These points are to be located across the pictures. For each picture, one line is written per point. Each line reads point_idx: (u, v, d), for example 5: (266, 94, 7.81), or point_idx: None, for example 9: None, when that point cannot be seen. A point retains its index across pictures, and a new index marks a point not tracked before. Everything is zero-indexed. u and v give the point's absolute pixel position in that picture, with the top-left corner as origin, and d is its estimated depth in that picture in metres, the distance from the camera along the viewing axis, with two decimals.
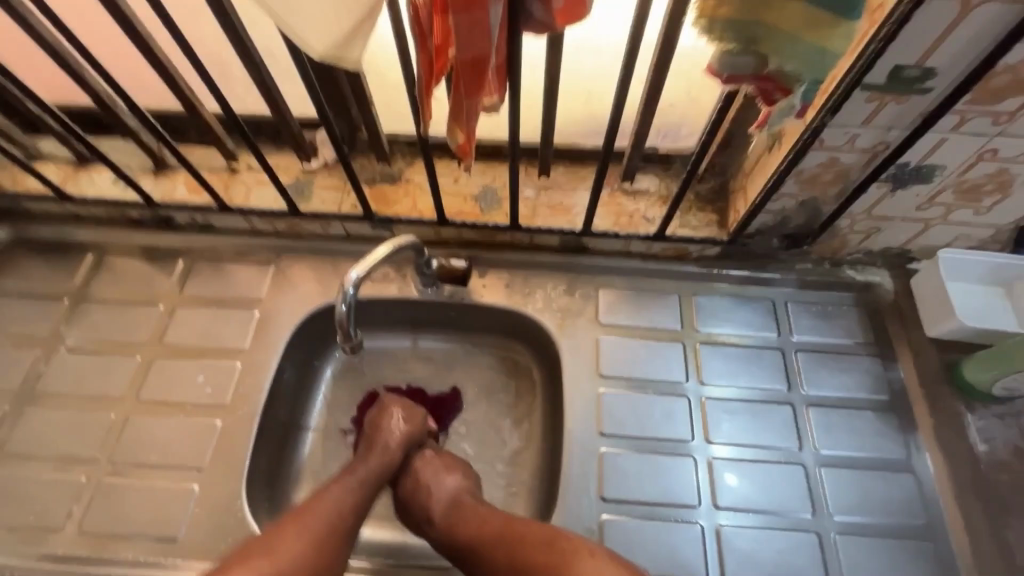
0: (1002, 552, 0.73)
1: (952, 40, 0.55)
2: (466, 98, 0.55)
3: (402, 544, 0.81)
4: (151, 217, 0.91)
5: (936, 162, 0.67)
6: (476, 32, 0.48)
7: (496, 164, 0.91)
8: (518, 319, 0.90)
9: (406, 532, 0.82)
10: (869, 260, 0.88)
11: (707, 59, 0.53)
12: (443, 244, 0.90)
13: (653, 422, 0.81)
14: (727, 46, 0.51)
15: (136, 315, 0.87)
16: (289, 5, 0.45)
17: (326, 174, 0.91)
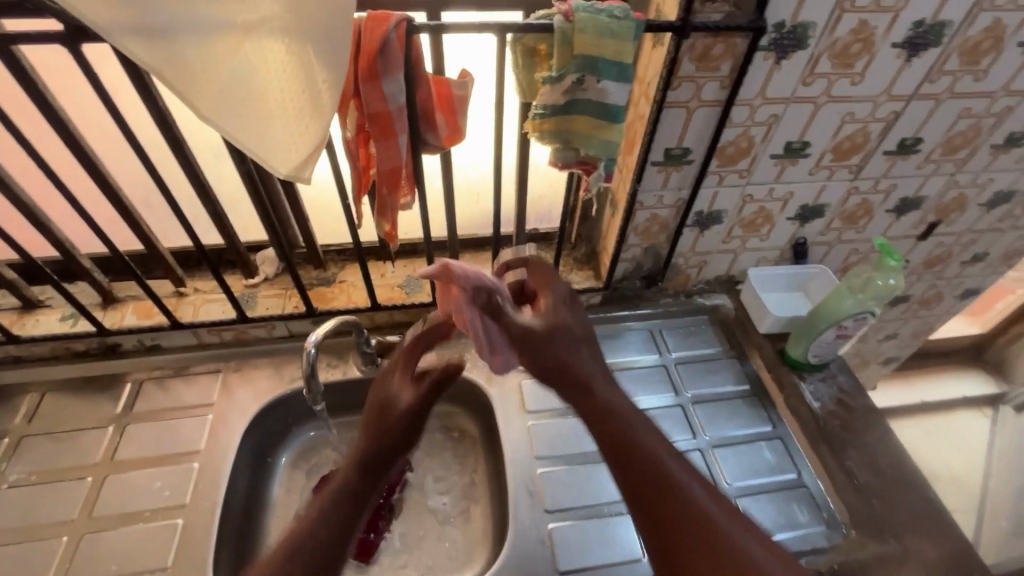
0: (851, 479, 0.93)
1: (692, 131, 0.85)
2: (387, 197, 0.74)
3: None
4: (98, 346, 0.99)
5: (719, 208, 0.99)
6: (391, 153, 0.70)
7: (414, 258, 1.12)
8: (452, 380, 1.06)
9: None
10: (711, 287, 1.17)
11: (546, 156, 0.76)
12: (378, 329, 1.07)
13: (577, 441, 0.97)
14: (554, 145, 0.75)
15: (86, 438, 0.92)
16: (256, 143, 0.62)
17: (268, 286, 1.06)
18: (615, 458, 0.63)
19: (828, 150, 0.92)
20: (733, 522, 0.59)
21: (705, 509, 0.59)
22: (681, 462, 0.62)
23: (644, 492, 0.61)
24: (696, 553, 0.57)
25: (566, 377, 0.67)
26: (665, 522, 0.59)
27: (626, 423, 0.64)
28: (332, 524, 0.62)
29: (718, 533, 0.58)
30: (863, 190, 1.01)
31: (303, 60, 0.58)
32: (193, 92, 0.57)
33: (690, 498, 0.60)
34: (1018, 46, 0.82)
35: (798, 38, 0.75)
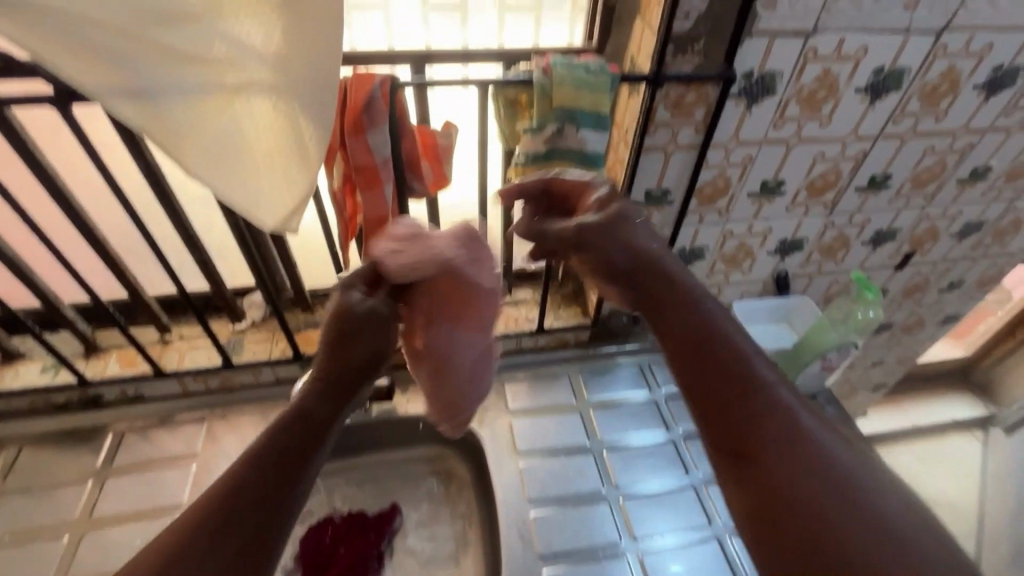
0: None
1: (671, 172, 0.88)
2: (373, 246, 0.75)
3: None
4: (79, 398, 0.97)
5: (701, 244, 1.02)
6: (378, 202, 0.71)
7: None
8: (442, 422, 1.05)
9: None
10: None
11: None
12: None
13: (569, 481, 0.96)
14: None
15: (63, 495, 0.89)
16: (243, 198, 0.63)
17: (254, 330, 1.05)
18: (686, 351, 0.54)
19: (802, 188, 0.96)
20: (840, 445, 0.46)
21: (795, 421, 0.47)
22: (768, 367, 0.52)
23: (719, 389, 0.50)
24: (773, 452, 0.46)
25: (640, 269, 0.63)
26: (737, 424, 0.48)
27: (701, 320, 0.56)
28: (266, 472, 0.47)
29: (815, 447, 0.45)
30: (839, 224, 1.05)
31: (290, 121, 0.59)
32: (180, 152, 0.57)
33: (782, 407, 0.48)
34: (973, 88, 0.86)
35: (766, 86, 0.79)
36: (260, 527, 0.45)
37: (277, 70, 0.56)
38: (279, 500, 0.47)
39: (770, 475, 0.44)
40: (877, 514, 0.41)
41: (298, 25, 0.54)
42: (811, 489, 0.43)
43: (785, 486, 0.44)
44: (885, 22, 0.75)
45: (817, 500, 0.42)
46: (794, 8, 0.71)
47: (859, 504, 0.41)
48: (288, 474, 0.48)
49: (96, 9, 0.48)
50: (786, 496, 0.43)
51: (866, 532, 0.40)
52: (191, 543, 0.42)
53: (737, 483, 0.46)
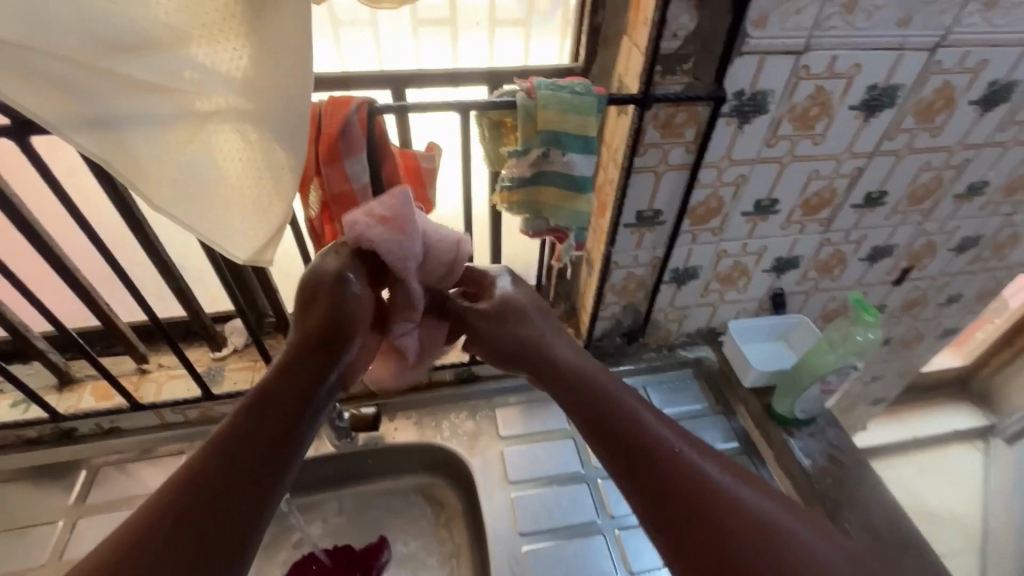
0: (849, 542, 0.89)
1: (662, 193, 0.85)
2: None
3: None
4: (52, 433, 0.93)
5: (695, 264, 0.99)
6: None
7: None
8: (431, 451, 1.01)
9: None
10: (693, 339, 1.16)
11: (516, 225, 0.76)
12: (353, 399, 1.04)
13: (563, 512, 0.93)
14: (523, 216, 0.75)
15: (32, 537, 0.85)
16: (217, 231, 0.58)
17: (236, 358, 1.02)
18: (598, 433, 0.61)
19: (797, 206, 0.93)
20: (744, 487, 0.57)
21: (710, 479, 0.56)
22: (663, 424, 0.61)
23: (647, 467, 0.57)
24: (691, 518, 0.54)
25: (526, 353, 0.69)
26: (664, 496, 0.56)
27: (616, 400, 0.62)
28: (231, 463, 0.51)
29: (727, 500, 0.55)
30: (835, 241, 1.02)
31: (262, 149, 0.55)
32: (147, 186, 0.53)
33: (699, 470, 0.56)
34: (969, 104, 0.85)
35: (757, 105, 0.77)
36: (229, 522, 0.48)
37: (246, 98, 0.52)
38: (250, 489, 0.50)
39: (694, 535, 0.54)
40: (773, 540, 0.53)
41: (269, 53, 0.51)
42: (733, 543, 0.53)
43: (712, 545, 0.53)
44: (878, 39, 0.73)
45: (733, 544, 0.53)
46: (785, 26, 0.69)
47: (767, 536, 0.53)
48: (256, 468, 0.51)
49: (43, 40, 0.43)
50: (711, 554, 0.53)
51: (757, 547, 0.53)
52: (153, 533, 0.46)
53: (678, 551, 0.54)
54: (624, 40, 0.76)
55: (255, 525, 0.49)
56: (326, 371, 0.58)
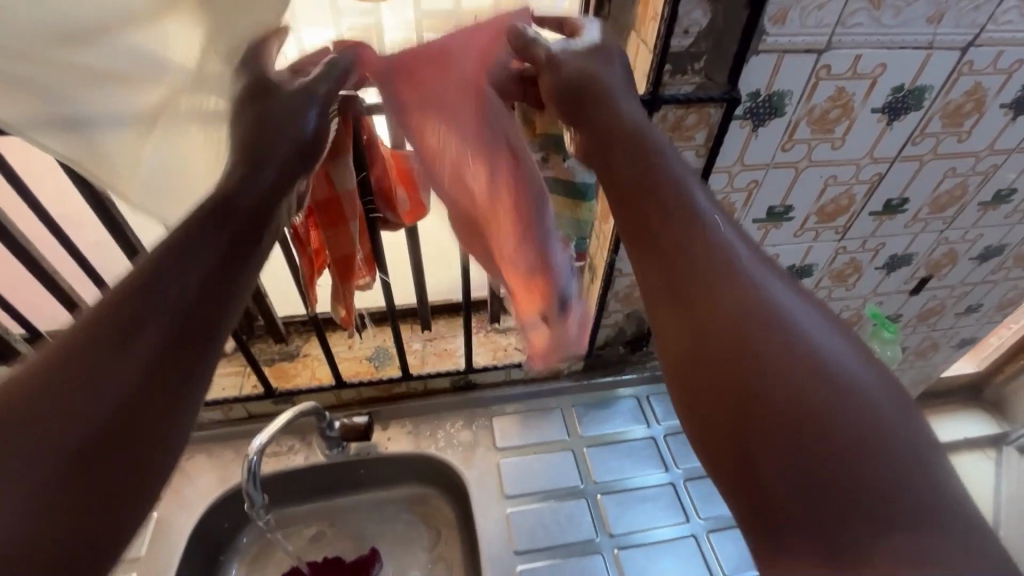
0: None
1: None
2: (338, 284, 0.69)
3: None
4: None
5: None
6: (342, 239, 0.64)
7: (385, 325, 1.07)
8: (425, 461, 0.98)
9: None
10: None
11: None
12: (345, 406, 1.00)
13: (561, 529, 0.89)
14: None
15: None
16: None
17: (226, 362, 0.99)
18: (634, 218, 0.44)
19: (812, 213, 0.89)
20: (834, 335, 0.36)
21: (780, 301, 0.37)
22: (745, 244, 0.42)
23: (683, 272, 0.40)
24: (746, 366, 0.35)
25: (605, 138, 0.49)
26: (719, 326, 0.37)
27: (665, 184, 0.45)
28: (160, 304, 0.38)
29: (800, 331, 0.35)
30: (851, 250, 0.97)
31: (229, 165, 0.52)
32: (117, 182, 0.51)
33: (763, 284, 0.38)
34: (1000, 107, 0.79)
35: (774, 107, 0.72)
36: (168, 392, 0.36)
37: (222, 96, 0.49)
38: (177, 328, 0.38)
39: (748, 382, 0.34)
40: (870, 428, 0.31)
41: (240, 50, 0.48)
42: (798, 382, 0.33)
43: (759, 375, 0.34)
44: (906, 38, 0.68)
45: (801, 414, 0.32)
46: (806, 23, 0.64)
47: (848, 393, 0.33)
48: (182, 334, 0.38)
49: None
50: (752, 395, 0.34)
51: (841, 444, 0.31)
52: (57, 378, 0.33)
53: (704, 374, 0.36)
54: (631, 36, 0.71)
55: (200, 389, 0.37)
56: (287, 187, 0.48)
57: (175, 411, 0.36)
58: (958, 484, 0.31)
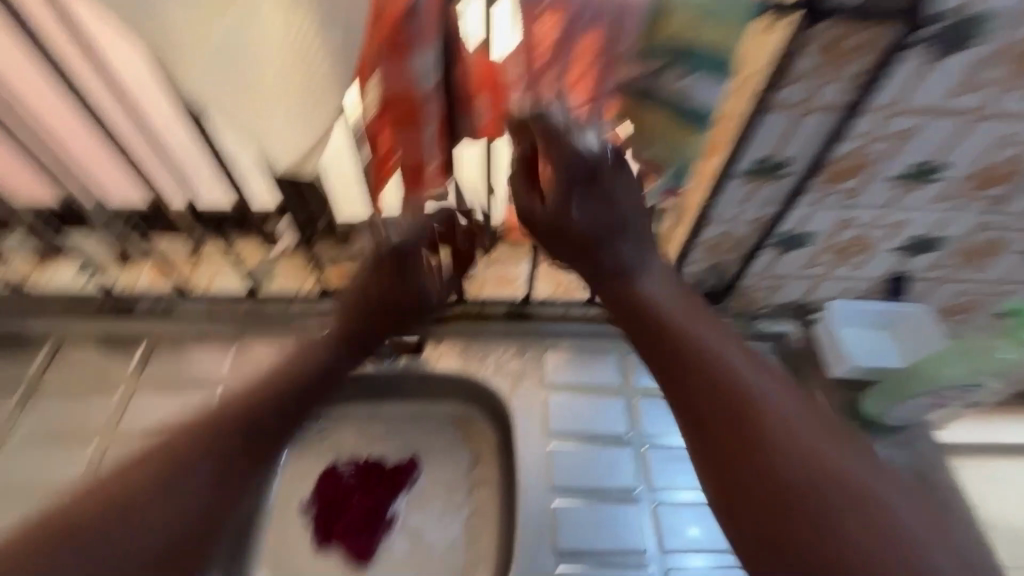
0: None
1: (795, 139, 0.68)
2: (406, 193, 0.64)
3: None
4: (111, 305, 0.94)
5: (808, 230, 0.82)
6: (415, 144, 0.59)
7: (447, 243, 1.03)
8: (472, 384, 0.97)
9: None
10: (780, 312, 1.03)
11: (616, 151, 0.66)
12: (400, 316, 0.97)
13: (602, 474, 0.87)
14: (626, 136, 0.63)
15: (95, 402, 0.89)
16: (264, 127, 0.53)
17: (287, 259, 1.00)
18: (665, 380, 0.57)
19: (966, 177, 0.74)
20: (852, 461, 0.50)
21: (812, 447, 0.50)
22: (758, 373, 0.56)
23: (719, 421, 0.53)
24: (763, 485, 0.49)
25: (619, 283, 0.63)
26: (738, 468, 0.50)
27: (674, 335, 0.58)
28: (211, 462, 0.60)
29: (835, 470, 0.49)
30: (996, 227, 0.82)
31: (305, 55, 0.48)
32: (186, 68, 0.48)
33: (796, 436, 0.51)
34: None
35: (961, 35, 0.59)
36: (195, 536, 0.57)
37: None
38: (235, 482, 0.61)
39: (757, 498, 0.49)
40: (861, 500, 0.47)
41: None
42: (799, 485, 0.48)
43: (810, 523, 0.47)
44: None
45: (804, 509, 0.47)
46: None
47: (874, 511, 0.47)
48: (229, 479, 0.61)
49: None
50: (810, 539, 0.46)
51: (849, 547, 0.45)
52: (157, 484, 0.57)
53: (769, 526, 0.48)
54: None
55: (236, 503, 0.60)
56: (284, 406, 0.69)
57: (221, 512, 0.59)
58: (932, 537, 0.46)
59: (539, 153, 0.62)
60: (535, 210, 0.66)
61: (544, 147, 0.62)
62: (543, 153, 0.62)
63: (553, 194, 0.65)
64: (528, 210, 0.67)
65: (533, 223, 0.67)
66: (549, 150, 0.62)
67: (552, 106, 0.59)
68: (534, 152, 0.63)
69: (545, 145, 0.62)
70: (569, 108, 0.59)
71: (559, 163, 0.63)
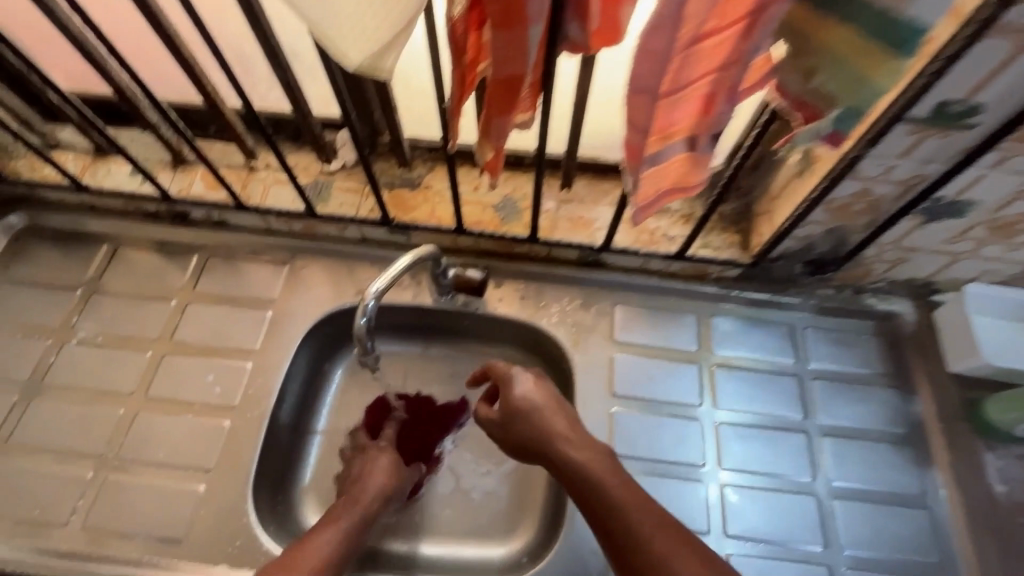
0: None
1: (1003, 79, 0.52)
2: (495, 117, 0.52)
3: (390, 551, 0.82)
4: (166, 211, 0.91)
5: (973, 198, 0.66)
6: (514, 51, 0.46)
7: (518, 174, 0.92)
8: (532, 332, 0.89)
9: (394, 541, 0.82)
10: (893, 288, 0.89)
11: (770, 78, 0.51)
12: (459, 252, 0.90)
13: (666, 445, 0.80)
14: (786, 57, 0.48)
15: (150, 310, 0.87)
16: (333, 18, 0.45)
17: (345, 176, 0.92)
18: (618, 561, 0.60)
19: None
20: (663, 535, 0.59)
21: (642, 525, 0.60)
22: (671, 548, 0.58)
23: (626, 544, 0.60)
24: None
25: (540, 429, 0.69)
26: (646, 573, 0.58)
27: (604, 494, 0.63)
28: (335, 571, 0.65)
29: (654, 547, 0.58)
30: None
31: None
32: None
33: (627, 514, 0.61)
34: None
35: None
36: None
37: None
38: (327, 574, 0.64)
39: None
40: None
41: None
42: None
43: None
44: None
45: None
46: None
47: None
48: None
49: None
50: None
51: None
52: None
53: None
54: None
55: None
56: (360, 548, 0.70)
57: None
58: None
59: (669, 96, 0.51)
60: (656, 164, 0.57)
61: (673, 87, 0.50)
62: (674, 94, 0.50)
63: (676, 142, 0.56)
64: (648, 166, 0.57)
65: (655, 180, 0.60)
66: (679, 90, 0.51)
67: (692, 30, 0.45)
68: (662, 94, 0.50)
69: (677, 83, 0.50)
70: (711, 31, 0.46)
71: (688, 104, 0.52)
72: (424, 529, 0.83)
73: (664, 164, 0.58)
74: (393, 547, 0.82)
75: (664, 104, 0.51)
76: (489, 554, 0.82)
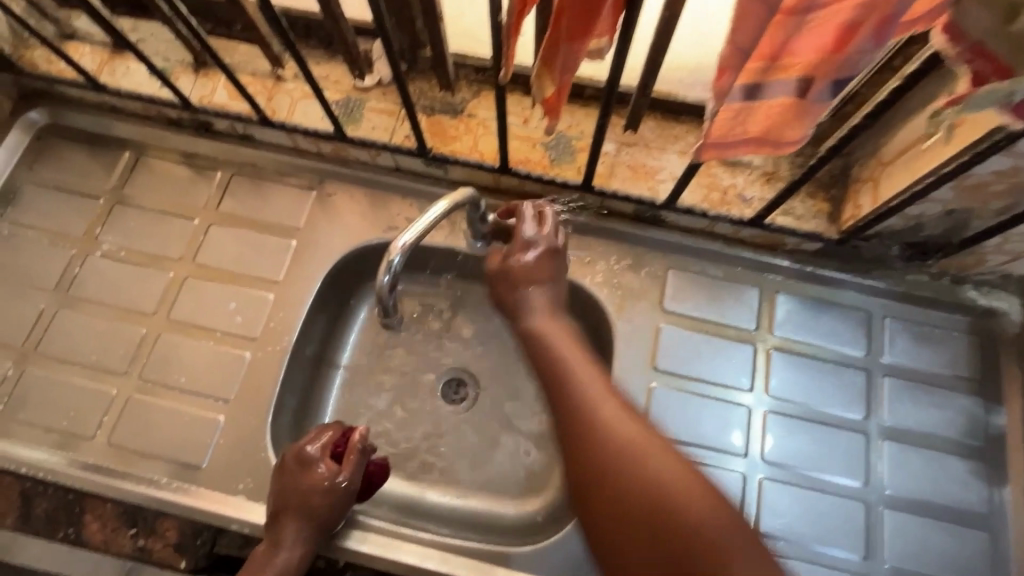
0: None
1: None
2: (564, 39, 0.41)
3: (400, 496, 0.78)
4: (190, 120, 0.84)
5: None
6: None
7: (576, 107, 0.80)
8: (571, 289, 0.81)
9: (409, 487, 0.79)
10: (1001, 282, 0.76)
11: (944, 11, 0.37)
12: (501, 194, 0.81)
13: (706, 429, 0.74)
14: None
15: (171, 227, 0.82)
16: None
17: (379, 95, 0.82)
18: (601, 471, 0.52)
19: None
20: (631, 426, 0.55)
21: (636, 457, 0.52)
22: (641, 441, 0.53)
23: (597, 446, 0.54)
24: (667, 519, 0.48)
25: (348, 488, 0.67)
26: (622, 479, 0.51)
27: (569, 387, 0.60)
28: None
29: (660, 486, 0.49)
30: None
31: None
32: None
33: (584, 403, 0.58)
34: None
35: None
36: None
37: None
38: None
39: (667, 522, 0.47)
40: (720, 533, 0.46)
41: None
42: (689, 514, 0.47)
43: (604, 499, 0.52)
44: None
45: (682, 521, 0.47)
46: None
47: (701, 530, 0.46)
48: None
49: None
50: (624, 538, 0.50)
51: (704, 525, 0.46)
52: None
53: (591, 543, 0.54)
54: None
55: None
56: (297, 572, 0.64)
57: None
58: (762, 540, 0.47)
59: (794, 13, 0.38)
60: (747, 102, 0.45)
61: (805, 2, 0.37)
62: (802, 14, 0.38)
63: (784, 79, 0.43)
64: (737, 101, 0.45)
65: (737, 122, 0.47)
66: (808, 13, 0.38)
67: None
68: (786, 10, 0.38)
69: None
70: None
71: (815, 33, 0.39)
72: (445, 481, 0.79)
73: (757, 106, 0.46)
74: (406, 492, 0.79)
75: (784, 22, 0.39)
76: (508, 514, 0.77)
